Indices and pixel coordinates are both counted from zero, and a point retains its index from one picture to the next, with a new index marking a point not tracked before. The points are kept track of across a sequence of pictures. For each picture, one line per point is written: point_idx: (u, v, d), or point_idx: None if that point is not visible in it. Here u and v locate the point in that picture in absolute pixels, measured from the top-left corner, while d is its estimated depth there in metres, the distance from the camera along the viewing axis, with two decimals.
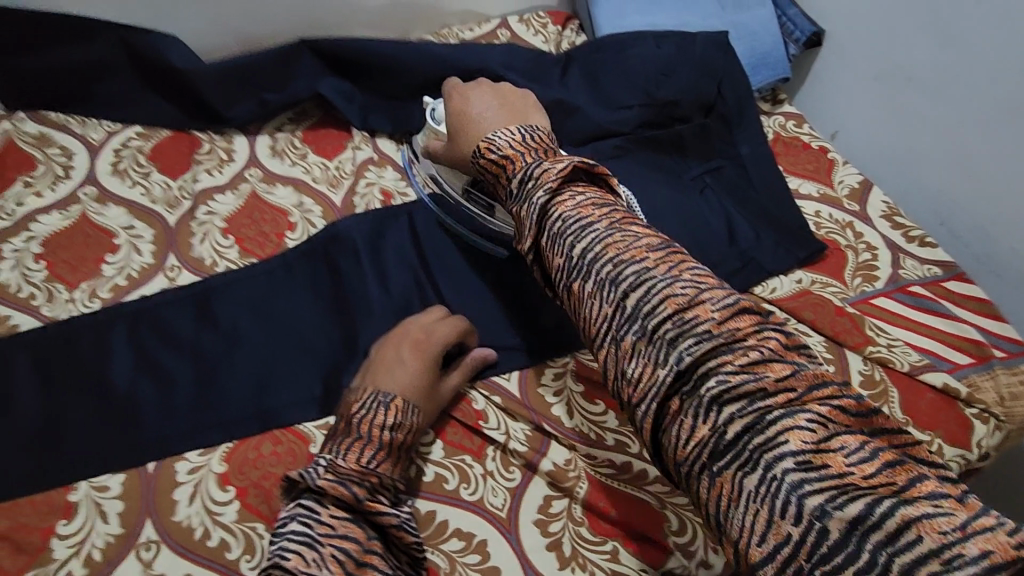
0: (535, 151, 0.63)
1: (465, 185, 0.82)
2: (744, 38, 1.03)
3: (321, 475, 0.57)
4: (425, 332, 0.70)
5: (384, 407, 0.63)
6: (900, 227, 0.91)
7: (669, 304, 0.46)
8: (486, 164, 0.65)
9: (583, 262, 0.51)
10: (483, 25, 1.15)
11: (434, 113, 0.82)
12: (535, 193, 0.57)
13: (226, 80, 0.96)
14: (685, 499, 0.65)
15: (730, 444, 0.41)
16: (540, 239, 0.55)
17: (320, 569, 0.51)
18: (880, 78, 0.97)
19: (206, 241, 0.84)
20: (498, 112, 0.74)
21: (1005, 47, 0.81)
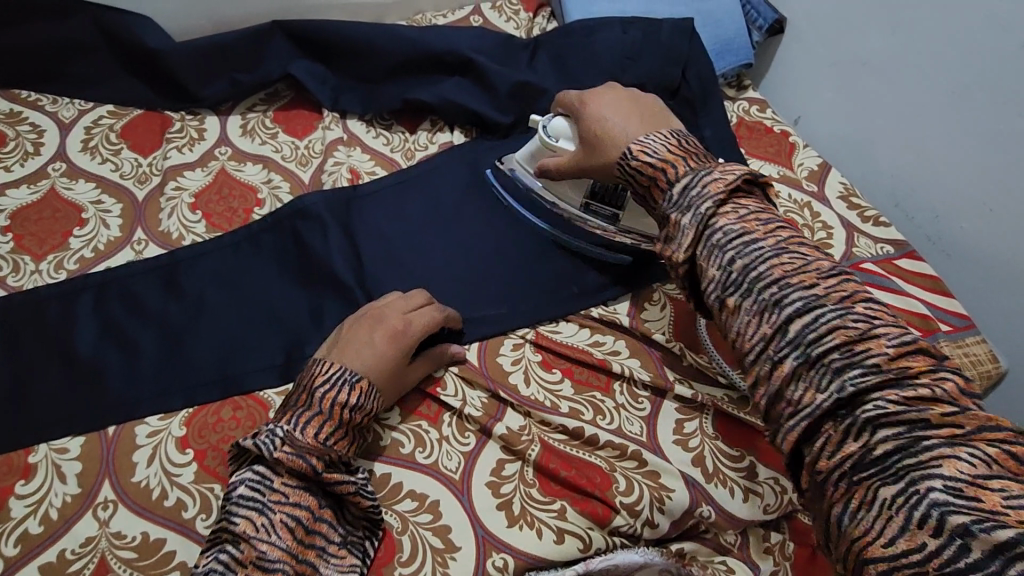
0: (693, 152, 0.62)
1: (585, 197, 0.77)
2: (709, 25, 1.05)
3: (277, 449, 0.57)
4: (402, 318, 0.68)
5: (348, 386, 0.61)
6: (856, 208, 0.94)
7: (773, 249, 0.52)
8: (637, 167, 0.63)
9: (691, 198, 0.57)
10: (456, 12, 1.17)
11: (548, 128, 0.76)
12: (687, 191, 0.57)
13: (198, 61, 0.97)
14: (634, 462, 0.67)
15: (881, 457, 0.44)
16: (670, 203, 0.58)
17: (270, 536, 0.55)
18: (837, 64, 1.00)
19: (174, 215, 0.85)
20: (634, 121, 0.68)
21: (947, 30, 0.85)
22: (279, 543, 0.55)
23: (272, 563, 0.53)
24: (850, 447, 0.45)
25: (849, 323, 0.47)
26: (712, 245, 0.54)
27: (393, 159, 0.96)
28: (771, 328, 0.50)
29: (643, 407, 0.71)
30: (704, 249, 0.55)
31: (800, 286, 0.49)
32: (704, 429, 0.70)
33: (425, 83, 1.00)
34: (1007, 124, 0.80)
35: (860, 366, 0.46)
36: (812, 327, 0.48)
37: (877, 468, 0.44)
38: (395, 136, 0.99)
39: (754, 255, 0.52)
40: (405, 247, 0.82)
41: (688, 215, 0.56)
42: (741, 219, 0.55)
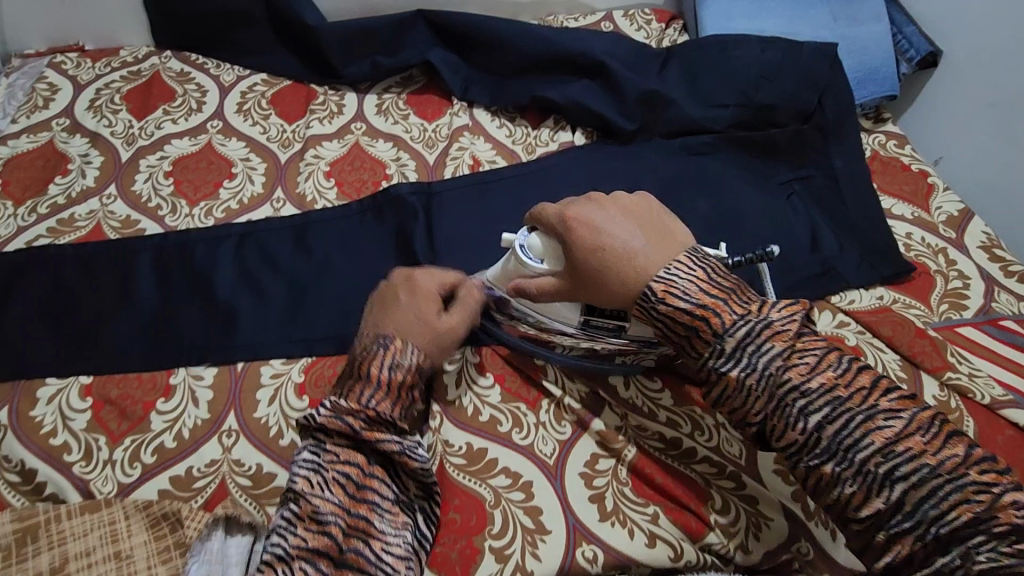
0: (729, 291, 0.56)
1: (583, 313, 0.65)
2: (853, 52, 1.01)
3: (321, 412, 0.57)
4: (444, 286, 0.68)
5: (383, 348, 0.61)
6: (998, 260, 0.87)
7: (783, 349, 0.53)
8: (669, 314, 0.56)
9: (757, 358, 0.53)
10: (588, 16, 1.19)
11: (524, 245, 0.66)
12: (745, 350, 0.54)
13: (345, 40, 1.04)
14: (732, 483, 0.65)
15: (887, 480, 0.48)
16: (721, 360, 0.54)
17: (321, 491, 0.54)
18: (996, 107, 0.93)
19: (310, 179, 0.91)
20: (633, 227, 0.60)
21: None
22: (330, 499, 0.54)
23: (326, 515, 0.53)
24: (876, 504, 0.49)
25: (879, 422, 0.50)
26: (732, 344, 0.54)
27: (514, 151, 0.99)
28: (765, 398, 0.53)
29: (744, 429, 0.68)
30: (706, 342, 0.55)
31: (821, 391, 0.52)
32: None
33: (554, 82, 1.02)
34: None
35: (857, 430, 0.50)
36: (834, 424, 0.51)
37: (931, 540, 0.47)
38: (517, 129, 1.02)
39: (753, 350, 0.54)
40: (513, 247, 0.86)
41: (754, 362, 0.53)
42: (771, 334, 0.54)
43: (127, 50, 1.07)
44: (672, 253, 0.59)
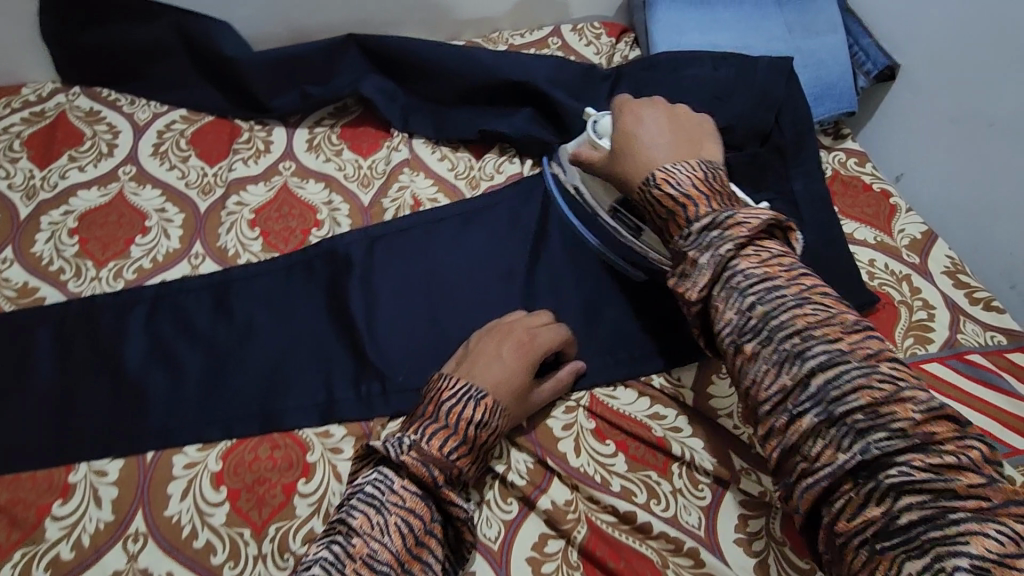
0: (717, 192, 0.61)
1: (614, 202, 0.76)
2: (809, 66, 0.97)
3: (404, 452, 0.56)
4: (528, 332, 0.69)
5: (475, 403, 0.61)
6: (963, 287, 0.84)
7: (765, 276, 0.53)
8: (658, 199, 0.62)
9: (745, 273, 0.54)
10: (535, 32, 1.13)
11: (597, 128, 0.75)
12: (721, 242, 0.55)
13: (271, 71, 0.96)
14: (689, 560, 0.61)
15: (904, 527, 0.42)
16: (686, 240, 0.58)
17: (382, 536, 0.53)
18: (958, 123, 0.89)
19: (232, 231, 0.84)
20: (666, 139, 0.68)
21: None
22: (388, 546, 0.52)
23: (381, 564, 0.51)
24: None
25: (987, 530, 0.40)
26: (724, 282, 0.55)
27: (457, 187, 0.92)
28: (776, 360, 0.50)
29: (703, 497, 0.65)
30: (722, 291, 0.55)
31: (823, 342, 0.49)
32: (770, 531, 0.63)
33: (498, 112, 0.96)
34: None
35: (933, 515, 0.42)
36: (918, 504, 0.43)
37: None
38: (460, 161, 0.95)
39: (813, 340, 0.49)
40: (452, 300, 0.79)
41: (707, 254, 0.56)
42: (822, 325, 0.50)
43: (31, 87, 0.98)
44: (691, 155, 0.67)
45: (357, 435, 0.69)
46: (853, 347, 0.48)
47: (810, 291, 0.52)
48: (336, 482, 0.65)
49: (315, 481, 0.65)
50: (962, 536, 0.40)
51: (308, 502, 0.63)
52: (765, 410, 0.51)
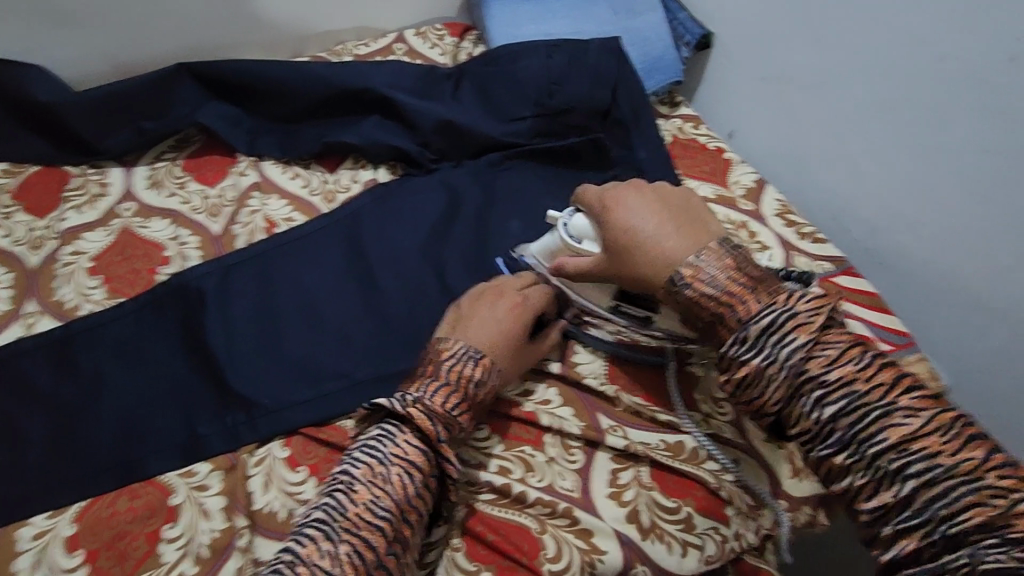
0: (755, 278, 0.59)
1: (614, 299, 0.71)
2: (637, 43, 1.04)
3: (408, 406, 0.61)
4: (519, 294, 0.71)
5: (474, 363, 0.65)
6: (793, 225, 0.92)
7: (808, 344, 0.55)
8: (693, 301, 0.60)
9: (783, 349, 0.55)
10: (379, 40, 1.14)
11: (568, 227, 0.71)
12: (774, 340, 0.56)
13: (95, 109, 0.91)
14: (566, 520, 0.64)
15: (917, 512, 0.50)
16: (743, 349, 0.57)
17: (384, 484, 0.57)
18: (766, 81, 0.97)
19: (69, 282, 0.80)
20: (668, 228, 0.63)
21: (860, 49, 0.82)
22: (389, 494, 0.57)
23: (380, 509, 0.56)
24: (886, 495, 0.51)
25: (870, 404, 0.53)
26: (756, 330, 0.57)
27: (312, 203, 0.91)
28: (786, 387, 0.56)
29: (576, 460, 0.68)
30: (780, 380, 0.56)
31: (840, 382, 0.54)
32: (639, 479, 0.67)
33: (346, 124, 0.96)
34: (925, 138, 0.78)
35: (871, 417, 0.52)
36: (861, 419, 0.53)
37: (923, 530, 0.49)
38: (313, 177, 0.94)
39: (822, 382, 0.54)
40: (316, 314, 0.79)
41: (780, 367, 0.55)
42: (790, 321, 0.56)
43: None
44: (700, 237, 0.63)
45: (224, 468, 0.68)
46: (845, 351, 0.55)
47: (823, 321, 0.57)
48: (205, 520, 0.64)
49: (182, 524, 0.64)
50: (972, 528, 0.47)
51: (175, 546, 0.63)
52: (795, 434, 0.56)
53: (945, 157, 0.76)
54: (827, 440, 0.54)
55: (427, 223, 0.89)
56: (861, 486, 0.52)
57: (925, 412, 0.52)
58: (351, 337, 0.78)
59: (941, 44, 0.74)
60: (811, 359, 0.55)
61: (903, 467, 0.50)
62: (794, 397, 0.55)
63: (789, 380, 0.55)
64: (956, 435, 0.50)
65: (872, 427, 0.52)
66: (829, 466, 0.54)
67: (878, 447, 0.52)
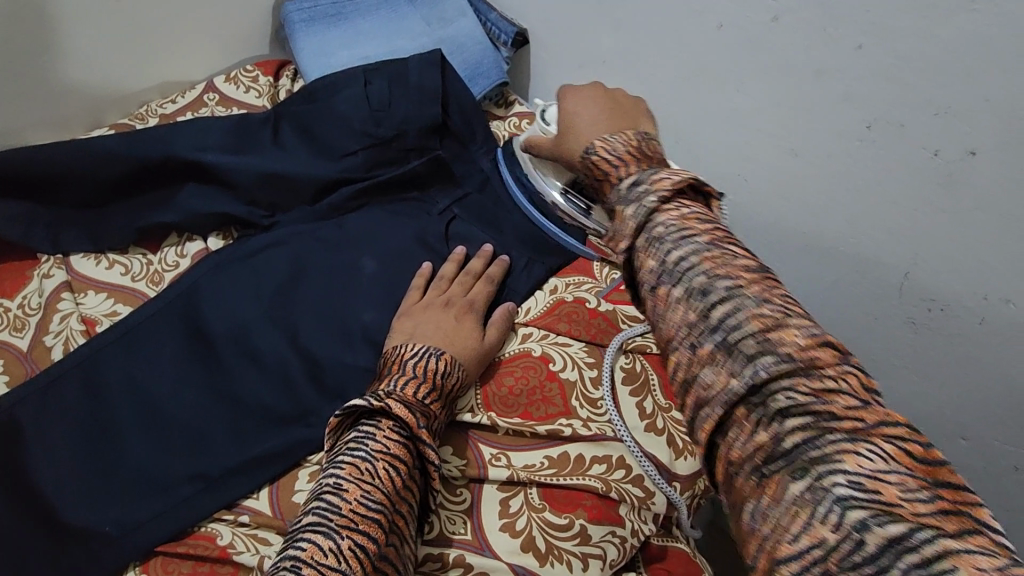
0: (653, 158, 0.57)
1: (566, 183, 0.82)
2: (454, 53, 1.02)
3: (384, 399, 0.61)
4: (465, 299, 0.76)
5: (436, 358, 0.67)
6: None
7: (662, 198, 0.50)
8: (594, 168, 0.58)
9: (637, 190, 0.52)
10: (187, 93, 1.06)
11: (545, 115, 0.80)
12: (635, 187, 0.52)
13: None
14: (460, 569, 0.63)
15: (791, 450, 0.39)
16: (618, 197, 0.53)
17: (373, 479, 0.56)
18: (584, 67, 0.98)
19: None
20: (602, 118, 0.65)
21: (653, 25, 0.85)
22: (380, 488, 0.55)
23: (374, 505, 0.54)
24: (734, 384, 0.42)
25: (800, 340, 0.42)
26: (626, 186, 0.53)
27: (137, 290, 0.83)
28: (682, 292, 0.47)
29: (462, 500, 0.67)
30: (646, 242, 0.50)
31: (737, 293, 0.45)
32: (529, 502, 0.67)
33: (158, 196, 0.87)
34: (728, 101, 0.81)
35: (749, 346, 0.43)
36: (785, 392, 0.41)
37: (785, 461, 0.39)
38: (134, 261, 0.86)
39: (685, 241, 0.48)
40: (157, 416, 0.72)
41: (632, 207, 0.51)
42: (717, 256, 0.47)
43: None
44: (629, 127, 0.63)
45: None
46: (720, 252, 0.47)
47: (722, 245, 0.48)
48: None
49: None
50: (823, 433, 0.39)
51: None
52: (681, 362, 0.46)
53: (746, 118, 0.80)
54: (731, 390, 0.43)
55: (266, 283, 0.82)
56: (745, 424, 0.42)
57: (908, 434, 0.38)
58: (202, 431, 0.72)
59: (717, 13, 0.78)
60: (704, 282, 0.46)
61: (766, 378, 0.41)
62: (670, 300, 0.47)
63: (654, 261, 0.49)
64: (926, 464, 0.37)
65: (767, 389, 0.41)
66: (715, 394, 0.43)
67: (765, 383, 0.41)
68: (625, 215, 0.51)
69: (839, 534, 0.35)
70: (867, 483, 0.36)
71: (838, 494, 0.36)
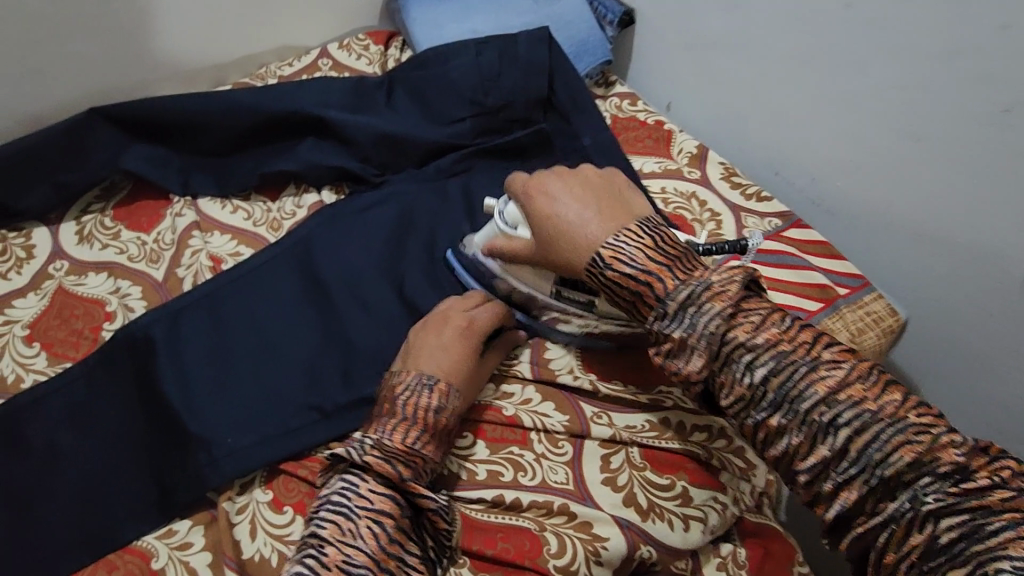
0: (676, 258, 0.59)
1: (555, 284, 0.71)
2: (561, 28, 1.04)
3: (366, 453, 0.59)
4: (465, 316, 0.70)
5: (429, 391, 0.63)
6: (738, 187, 0.93)
7: (724, 313, 0.56)
8: (614, 280, 0.60)
9: (696, 318, 0.56)
10: (302, 58, 1.11)
11: (505, 215, 0.71)
12: (686, 309, 0.56)
13: (11, 169, 0.85)
14: (564, 517, 0.64)
15: (921, 525, 0.48)
16: (668, 318, 0.57)
17: (356, 540, 0.54)
18: (691, 49, 0.98)
19: (7, 354, 0.76)
20: (594, 213, 0.63)
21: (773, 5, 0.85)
22: (364, 549, 0.54)
23: (357, 568, 0.53)
24: (821, 451, 0.52)
25: (912, 438, 0.49)
26: (675, 304, 0.57)
27: (258, 234, 0.88)
28: (772, 402, 0.54)
29: (564, 452, 0.68)
30: (722, 367, 0.56)
31: (766, 345, 0.55)
32: (630, 460, 0.68)
33: (281, 148, 0.93)
34: (851, 86, 0.80)
35: (867, 426, 0.51)
36: (874, 447, 0.50)
37: (916, 544, 0.48)
38: (255, 208, 0.91)
39: (756, 350, 0.55)
40: (274, 349, 0.76)
41: (696, 334, 0.56)
42: (763, 329, 0.55)
43: None
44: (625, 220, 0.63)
45: (206, 522, 0.66)
46: (796, 345, 0.55)
47: (816, 349, 0.55)
48: None
49: None
50: (923, 480, 0.48)
51: None
52: (802, 476, 0.53)
53: (870, 103, 0.79)
54: (838, 457, 0.51)
55: (379, 236, 0.86)
56: (871, 506, 0.50)
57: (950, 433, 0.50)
58: (316, 367, 0.75)
59: None
60: (822, 398, 0.52)
61: (838, 425, 0.51)
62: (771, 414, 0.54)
63: (737, 375, 0.55)
64: (970, 444, 0.50)
65: (885, 466, 0.50)
66: (825, 472, 0.52)
67: (877, 457, 0.50)
68: (698, 340, 0.56)
69: (968, 568, 0.45)
70: (988, 507, 0.47)
71: (992, 548, 0.45)
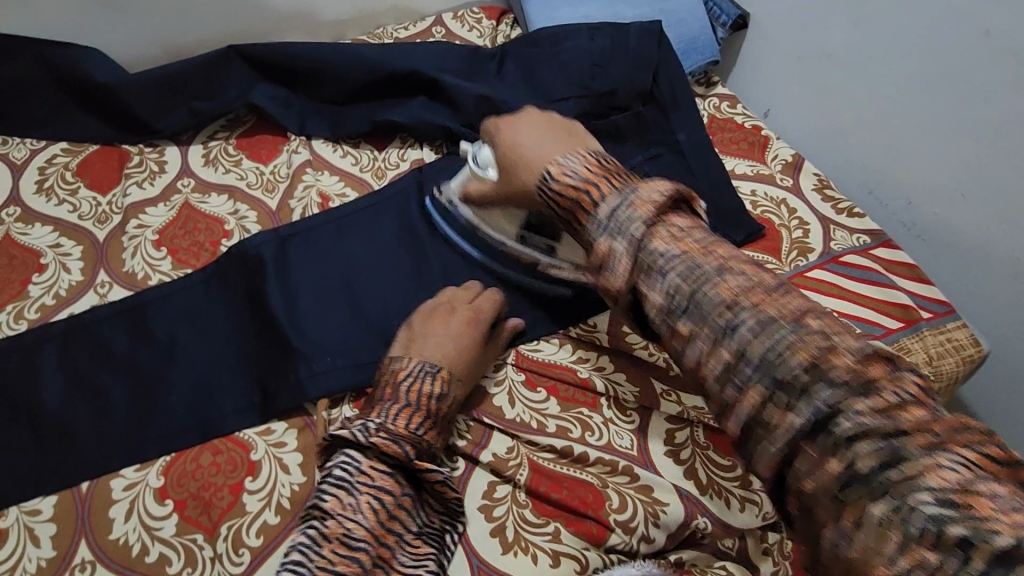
0: (612, 171, 0.59)
1: (519, 228, 0.76)
2: (673, 25, 1.05)
3: (372, 434, 0.61)
4: (470, 308, 0.73)
5: (432, 379, 0.66)
6: (830, 200, 0.94)
7: (648, 217, 0.53)
8: (557, 197, 0.60)
9: (621, 220, 0.54)
10: (418, 23, 1.17)
11: (478, 158, 0.76)
12: (614, 213, 0.54)
13: (153, 92, 0.94)
14: (627, 478, 0.67)
15: None
16: (597, 227, 0.55)
17: (355, 515, 0.59)
18: (803, 60, 0.99)
19: (137, 254, 0.84)
20: (549, 143, 0.65)
21: (894, 26, 0.85)
22: (362, 523, 0.58)
23: (356, 541, 0.58)
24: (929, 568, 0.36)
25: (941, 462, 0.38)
26: (606, 214, 0.55)
27: (364, 179, 0.94)
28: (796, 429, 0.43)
29: (631, 420, 0.72)
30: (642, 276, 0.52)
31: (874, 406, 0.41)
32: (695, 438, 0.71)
33: (395, 103, 0.98)
34: (971, 113, 0.79)
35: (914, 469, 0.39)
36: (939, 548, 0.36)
37: None
38: (363, 154, 0.98)
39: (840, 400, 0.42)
40: (373, 285, 0.81)
41: (620, 239, 0.53)
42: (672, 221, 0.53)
43: None
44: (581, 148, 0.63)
45: (300, 428, 0.72)
46: (893, 395, 0.41)
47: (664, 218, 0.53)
48: (284, 474, 0.69)
49: (262, 477, 0.69)
50: None
51: (258, 497, 0.67)
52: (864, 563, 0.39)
53: (986, 133, 0.78)
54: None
55: None
56: None
57: None
58: (408, 305, 0.80)
59: (988, 18, 0.75)
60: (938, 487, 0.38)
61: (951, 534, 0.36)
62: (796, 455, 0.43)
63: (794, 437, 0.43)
64: None
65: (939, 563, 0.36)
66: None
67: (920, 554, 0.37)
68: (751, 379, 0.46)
69: None
70: None
71: None
